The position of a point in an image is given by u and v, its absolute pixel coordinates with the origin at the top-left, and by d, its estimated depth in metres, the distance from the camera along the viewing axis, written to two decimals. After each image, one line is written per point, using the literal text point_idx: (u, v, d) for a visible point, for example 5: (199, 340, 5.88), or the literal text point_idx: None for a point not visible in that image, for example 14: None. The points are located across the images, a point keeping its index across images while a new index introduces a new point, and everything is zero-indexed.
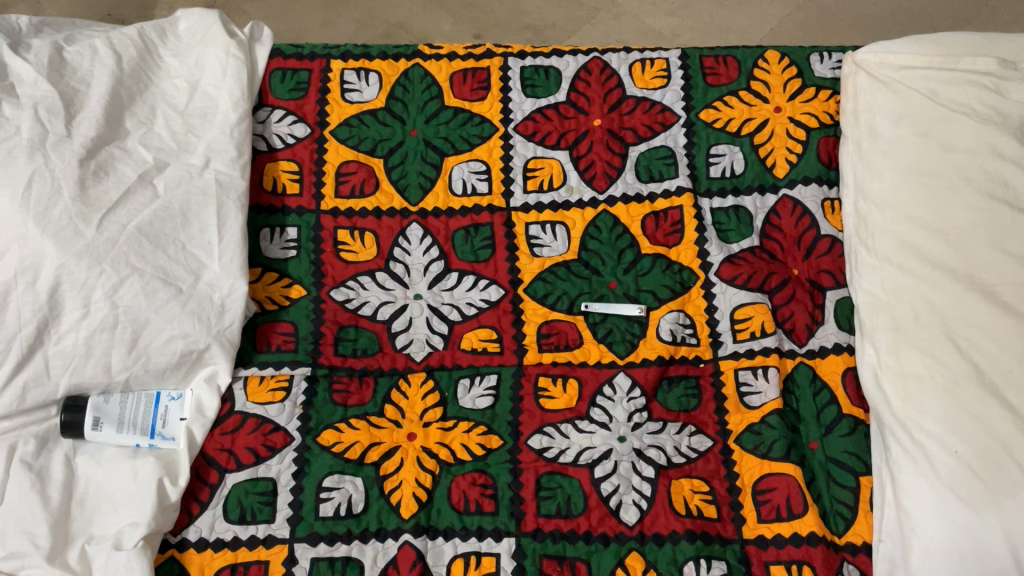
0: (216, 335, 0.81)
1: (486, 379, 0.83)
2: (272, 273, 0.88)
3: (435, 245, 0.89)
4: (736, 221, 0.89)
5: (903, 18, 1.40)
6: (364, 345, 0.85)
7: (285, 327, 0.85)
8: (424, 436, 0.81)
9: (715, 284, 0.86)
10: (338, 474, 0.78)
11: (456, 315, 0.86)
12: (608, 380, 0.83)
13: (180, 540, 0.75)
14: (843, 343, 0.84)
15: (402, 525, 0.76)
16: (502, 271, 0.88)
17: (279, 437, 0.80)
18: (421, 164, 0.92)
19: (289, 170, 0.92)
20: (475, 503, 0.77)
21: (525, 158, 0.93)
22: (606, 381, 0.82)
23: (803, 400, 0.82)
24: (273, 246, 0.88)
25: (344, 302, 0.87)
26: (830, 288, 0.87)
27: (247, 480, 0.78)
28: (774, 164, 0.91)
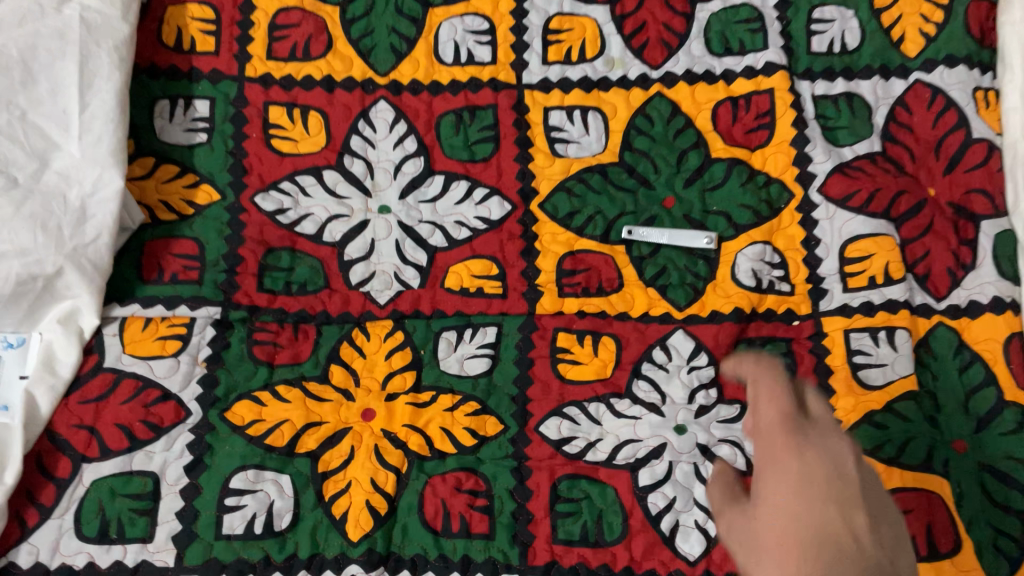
0: (71, 255, 0.53)
1: (480, 334, 0.57)
2: (170, 166, 0.59)
3: (413, 135, 0.61)
4: (849, 114, 0.62)
5: None
6: (303, 278, 0.58)
7: (184, 248, 0.58)
8: (386, 416, 0.54)
9: (818, 205, 0.59)
10: (254, 469, 0.52)
11: (439, 239, 0.59)
12: (660, 341, 0.56)
13: (5, 566, 0.49)
14: (1004, 297, 0.57)
15: (348, 551, 0.51)
16: (508, 177, 0.60)
17: (168, 410, 0.53)
18: (395, 17, 0.64)
19: (201, 18, 0.63)
20: (459, 520, 0.51)
21: (546, 16, 0.64)
22: (658, 343, 0.56)
23: (943, 378, 0.55)
24: (173, 128, 0.60)
25: (274, 213, 0.59)
26: (985, 217, 0.59)
27: (115, 475, 0.51)
28: (902, 37, 0.64)
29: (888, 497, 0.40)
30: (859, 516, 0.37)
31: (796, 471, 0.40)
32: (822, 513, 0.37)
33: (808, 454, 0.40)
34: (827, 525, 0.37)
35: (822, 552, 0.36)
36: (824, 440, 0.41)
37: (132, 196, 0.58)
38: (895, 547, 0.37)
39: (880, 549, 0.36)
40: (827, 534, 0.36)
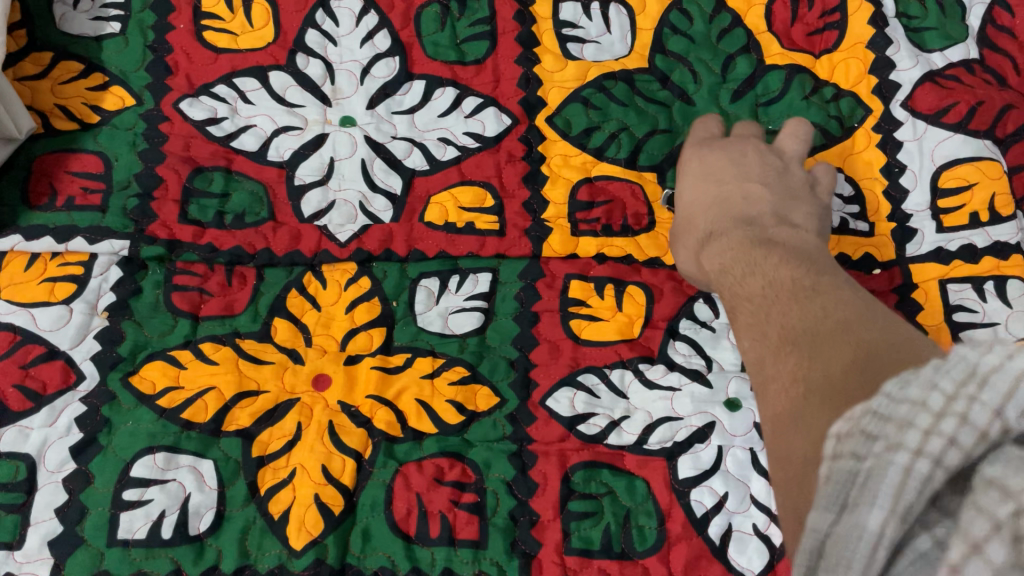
0: None
1: (472, 281, 0.44)
2: (71, 63, 0.46)
3: (386, 30, 0.48)
4: (938, 13, 0.49)
5: None
6: (241, 207, 0.44)
7: (86, 166, 0.44)
8: (346, 385, 0.41)
9: (903, 123, 0.46)
10: (167, 452, 0.39)
11: (418, 160, 0.46)
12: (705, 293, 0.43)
13: None
14: None
15: (288, 563, 0.38)
16: (507, 85, 0.48)
17: (54, 372, 0.40)
18: None
19: None
20: (439, 523, 0.38)
21: None
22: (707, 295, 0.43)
23: None
24: (78, 16, 0.47)
25: (205, 124, 0.46)
26: None
27: None
28: None
29: (795, 164, 0.43)
30: (754, 185, 0.41)
31: (698, 168, 0.43)
32: (711, 193, 0.42)
33: (713, 154, 0.43)
34: (719, 197, 0.42)
35: (713, 208, 0.41)
36: (728, 143, 0.44)
37: (18, 98, 0.44)
38: (795, 198, 0.41)
39: (764, 205, 0.40)
40: (725, 199, 0.41)
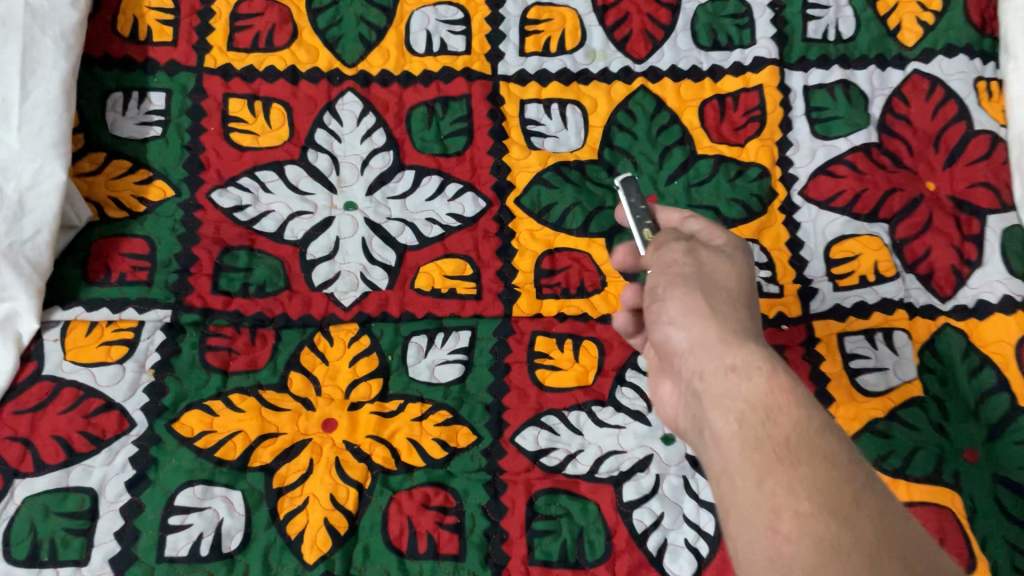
0: (7, 253, 0.49)
1: (453, 338, 0.53)
2: (121, 161, 0.56)
3: (381, 128, 0.57)
4: (846, 103, 0.58)
5: None
6: (262, 279, 0.54)
7: (135, 247, 0.54)
8: (349, 427, 0.50)
9: (800, 207, 0.56)
10: (203, 484, 0.48)
11: (409, 237, 0.55)
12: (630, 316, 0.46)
13: None
14: (1016, 296, 0.53)
15: (302, 574, 0.46)
16: (483, 172, 0.57)
17: (111, 420, 0.49)
18: (365, 7, 0.60)
19: (160, 8, 0.60)
20: (426, 540, 0.47)
21: (524, 7, 0.61)
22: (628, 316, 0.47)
23: (952, 384, 0.52)
24: (126, 121, 0.57)
25: (232, 210, 0.55)
26: (991, 212, 0.56)
27: (50, 492, 0.47)
28: (899, 27, 0.61)
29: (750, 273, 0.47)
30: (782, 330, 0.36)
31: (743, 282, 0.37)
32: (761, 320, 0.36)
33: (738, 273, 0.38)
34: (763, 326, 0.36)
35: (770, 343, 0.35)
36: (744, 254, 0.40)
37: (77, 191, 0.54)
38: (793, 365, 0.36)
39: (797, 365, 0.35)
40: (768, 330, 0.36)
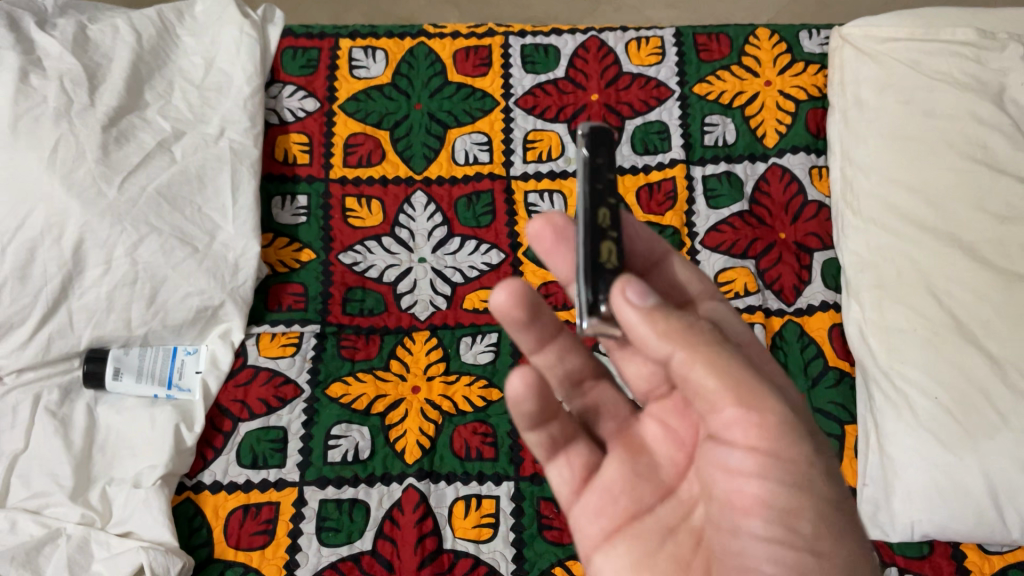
0: (230, 292, 0.85)
1: (487, 337, 0.87)
2: (284, 238, 0.92)
3: (439, 212, 0.93)
4: (727, 185, 0.93)
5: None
6: (371, 305, 0.89)
7: (296, 288, 0.89)
8: (427, 389, 0.84)
9: (700, 251, 0.91)
10: (346, 423, 0.82)
11: (458, 278, 0.90)
12: (593, 296, 0.45)
13: (196, 483, 0.79)
14: (829, 300, 0.88)
15: (406, 470, 0.80)
16: (502, 236, 0.92)
17: (290, 389, 0.84)
18: (426, 136, 0.97)
19: (300, 141, 0.96)
20: (476, 450, 0.81)
21: (525, 131, 0.97)
22: (602, 296, 0.45)
23: (791, 355, 0.86)
24: (284, 214, 0.93)
25: (351, 265, 0.90)
26: (817, 250, 0.91)
27: (260, 428, 0.82)
28: (764, 134, 0.96)
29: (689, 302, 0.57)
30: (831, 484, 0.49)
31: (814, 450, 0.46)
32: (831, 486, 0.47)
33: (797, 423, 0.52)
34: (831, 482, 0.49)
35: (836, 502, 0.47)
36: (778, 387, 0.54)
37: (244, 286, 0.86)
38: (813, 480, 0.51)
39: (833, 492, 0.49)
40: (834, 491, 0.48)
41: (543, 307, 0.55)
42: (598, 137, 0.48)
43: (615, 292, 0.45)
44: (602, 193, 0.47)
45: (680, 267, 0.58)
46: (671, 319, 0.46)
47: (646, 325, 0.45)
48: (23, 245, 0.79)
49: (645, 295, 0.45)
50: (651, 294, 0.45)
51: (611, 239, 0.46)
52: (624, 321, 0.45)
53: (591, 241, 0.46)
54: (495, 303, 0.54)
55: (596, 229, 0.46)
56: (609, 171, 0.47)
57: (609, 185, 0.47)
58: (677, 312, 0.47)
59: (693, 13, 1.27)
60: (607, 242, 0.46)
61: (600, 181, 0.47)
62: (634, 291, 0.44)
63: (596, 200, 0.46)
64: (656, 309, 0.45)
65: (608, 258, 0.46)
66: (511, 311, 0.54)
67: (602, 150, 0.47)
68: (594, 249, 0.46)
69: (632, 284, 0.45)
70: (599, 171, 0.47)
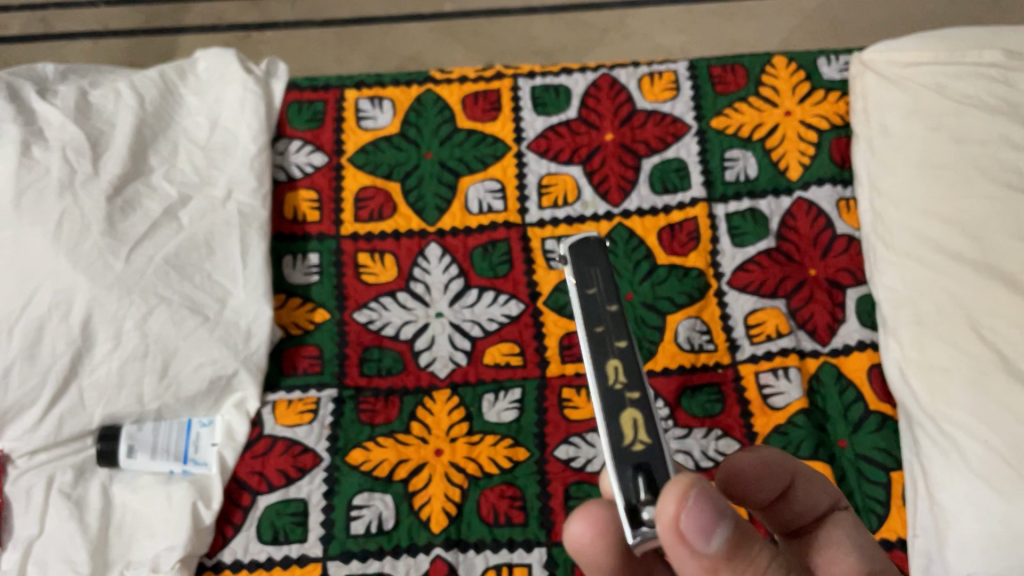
0: (244, 360, 0.83)
1: (510, 393, 0.84)
2: (296, 298, 0.90)
3: (454, 263, 0.90)
4: (752, 223, 0.90)
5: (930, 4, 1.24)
6: (389, 364, 0.86)
7: (310, 351, 0.87)
8: (451, 451, 0.81)
9: (727, 292, 0.88)
10: (368, 491, 0.79)
11: (478, 332, 0.87)
12: (637, 500, 0.38)
13: (215, 563, 0.77)
14: (866, 340, 0.84)
15: (433, 539, 0.77)
16: (521, 286, 0.89)
17: (309, 457, 0.81)
18: (438, 185, 0.94)
19: (309, 198, 0.94)
20: (504, 516, 0.78)
21: (539, 175, 0.94)
22: (644, 502, 0.38)
23: (829, 399, 0.83)
24: (296, 273, 0.91)
25: (366, 323, 0.88)
26: (850, 287, 0.87)
27: (279, 501, 0.79)
28: (787, 167, 0.93)
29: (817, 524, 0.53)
30: None
31: None
32: None
33: None
34: None
35: None
36: None
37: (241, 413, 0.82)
38: None
39: None
40: None
41: (615, 530, 0.46)
42: (588, 254, 0.46)
43: (665, 518, 0.36)
44: (606, 338, 0.42)
45: (805, 487, 0.54)
46: (735, 574, 0.38)
47: (704, 575, 0.38)
48: (30, 323, 0.77)
49: (711, 539, 0.36)
50: (721, 533, 0.37)
51: (632, 400, 0.40)
52: (679, 563, 0.38)
53: (612, 420, 0.40)
54: (572, 534, 0.46)
55: (613, 397, 0.41)
56: (609, 303, 0.44)
57: (611, 325, 0.43)
58: (750, 557, 0.38)
59: (703, 37, 1.24)
60: (631, 408, 0.40)
61: (601, 323, 0.43)
62: (691, 532, 0.36)
63: (602, 351, 0.42)
64: (718, 556, 0.37)
65: (637, 438, 0.39)
66: (583, 542, 0.46)
67: (596, 272, 0.45)
68: (617, 430, 0.40)
69: (692, 511, 0.36)
70: (595, 305, 0.44)
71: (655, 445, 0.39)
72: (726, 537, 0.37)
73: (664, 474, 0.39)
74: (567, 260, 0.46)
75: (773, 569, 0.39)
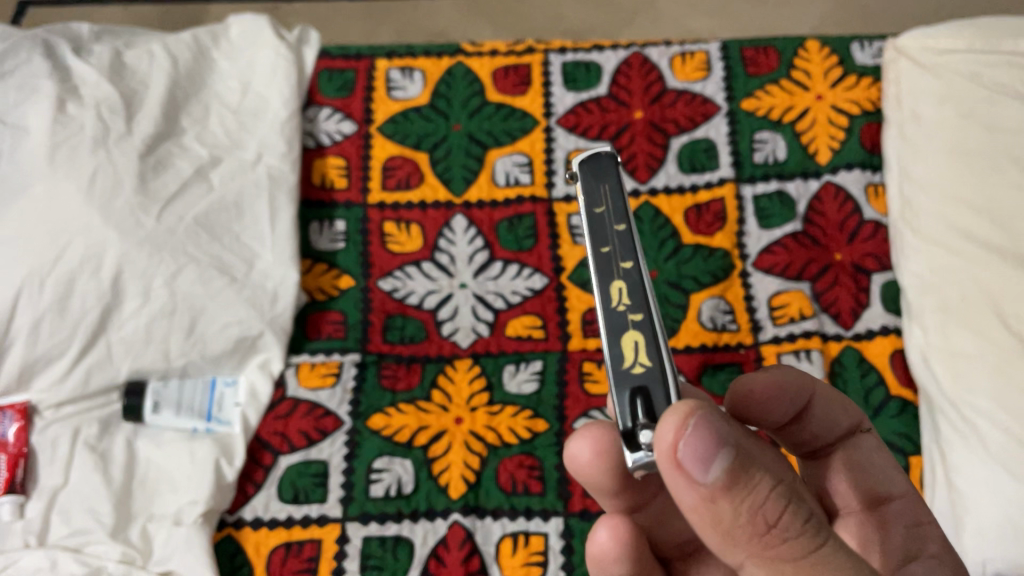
0: (270, 322, 0.84)
1: (531, 365, 0.84)
2: (322, 264, 0.91)
3: (480, 235, 0.91)
4: (779, 205, 0.90)
5: None
6: (412, 333, 0.87)
7: (335, 316, 0.88)
8: (471, 421, 0.82)
9: (752, 273, 0.88)
10: (388, 456, 0.80)
11: (501, 303, 0.87)
12: (633, 424, 0.40)
13: (236, 519, 0.78)
14: (890, 325, 0.84)
15: (451, 505, 0.78)
16: (546, 260, 0.89)
17: (331, 420, 0.82)
18: (465, 158, 0.94)
19: (337, 165, 0.95)
20: (522, 485, 0.78)
21: (567, 151, 0.94)
22: (640, 425, 0.40)
23: (850, 382, 0.83)
24: (322, 239, 0.92)
25: (390, 291, 0.88)
26: (875, 272, 0.87)
27: (300, 462, 0.80)
28: (816, 151, 0.92)
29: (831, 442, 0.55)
30: None
31: None
32: None
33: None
34: None
35: None
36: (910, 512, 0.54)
37: (266, 378, 0.83)
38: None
39: None
40: None
41: (615, 455, 0.47)
42: (599, 173, 0.47)
43: (665, 444, 0.36)
44: (612, 259, 0.44)
45: (824, 407, 0.54)
46: (734, 505, 0.36)
47: (703, 504, 0.37)
48: (61, 277, 0.77)
49: (707, 464, 0.35)
50: (718, 460, 0.36)
51: (635, 321, 0.42)
52: (678, 494, 0.37)
53: (614, 342, 0.42)
54: (574, 452, 0.48)
55: (616, 319, 0.42)
56: (618, 223, 0.45)
57: (618, 245, 0.44)
58: (749, 485, 0.36)
59: (733, 21, 1.23)
60: (633, 330, 0.42)
61: (608, 243, 0.44)
62: (687, 456, 0.36)
63: (607, 273, 0.43)
64: (717, 485, 0.36)
65: (637, 360, 0.41)
66: (582, 461, 0.47)
67: (605, 189, 0.46)
68: (619, 353, 0.42)
69: (691, 440, 0.36)
70: (602, 224, 0.45)
71: (655, 367, 0.41)
72: (724, 462, 0.36)
73: (660, 396, 0.40)
74: (578, 178, 0.47)
75: (773, 499, 0.37)
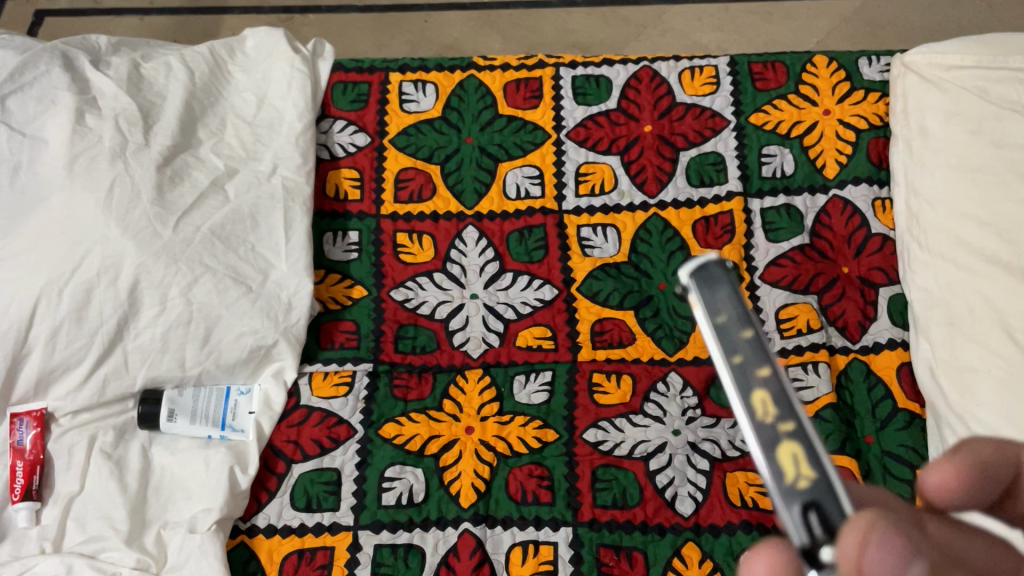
0: (284, 331, 0.85)
1: (541, 375, 0.85)
2: (335, 274, 0.92)
3: (491, 247, 0.92)
4: (787, 219, 0.91)
5: (967, 11, 1.24)
6: (423, 343, 0.88)
7: (347, 326, 0.89)
8: (481, 430, 0.83)
9: (760, 286, 0.89)
10: (399, 465, 0.81)
11: (511, 314, 0.89)
12: (811, 540, 0.34)
13: (250, 527, 0.79)
14: (897, 338, 0.85)
15: (461, 514, 0.79)
16: (556, 271, 0.90)
17: (343, 429, 0.83)
18: (477, 170, 0.96)
19: (350, 177, 0.96)
20: (532, 494, 0.79)
21: (577, 164, 0.95)
22: (818, 540, 0.34)
23: (858, 395, 0.84)
24: (335, 250, 0.93)
25: (403, 301, 0.90)
26: (882, 286, 0.88)
27: (313, 470, 0.81)
28: (824, 165, 0.93)
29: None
30: None
31: None
32: None
33: None
34: None
35: None
36: None
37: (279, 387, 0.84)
38: None
39: None
40: None
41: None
42: (710, 278, 0.40)
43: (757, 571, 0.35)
44: (747, 368, 0.38)
45: None
46: None
47: None
48: (79, 287, 0.78)
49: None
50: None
51: (787, 431, 0.36)
52: None
53: (768, 457, 0.36)
54: (753, 574, 0.35)
55: (766, 431, 0.36)
56: (745, 328, 0.39)
57: (750, 352, 0.38)
58: None
59: (741, 35, 1.24)
60: (788, 440, 0.36)
61: (738, 352, 0.38)
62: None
63: (745, 385, 0.37)
64: None
65: (800, 472, 0.35)
66: None
67: (721, 295, 0.40)
68: (775, 466, 0.35)
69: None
70: (726, 334, 0.39)
71: (821, 476, 0.35)
72: None
73: (836, 507, 0.34)
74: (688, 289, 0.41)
75: None
